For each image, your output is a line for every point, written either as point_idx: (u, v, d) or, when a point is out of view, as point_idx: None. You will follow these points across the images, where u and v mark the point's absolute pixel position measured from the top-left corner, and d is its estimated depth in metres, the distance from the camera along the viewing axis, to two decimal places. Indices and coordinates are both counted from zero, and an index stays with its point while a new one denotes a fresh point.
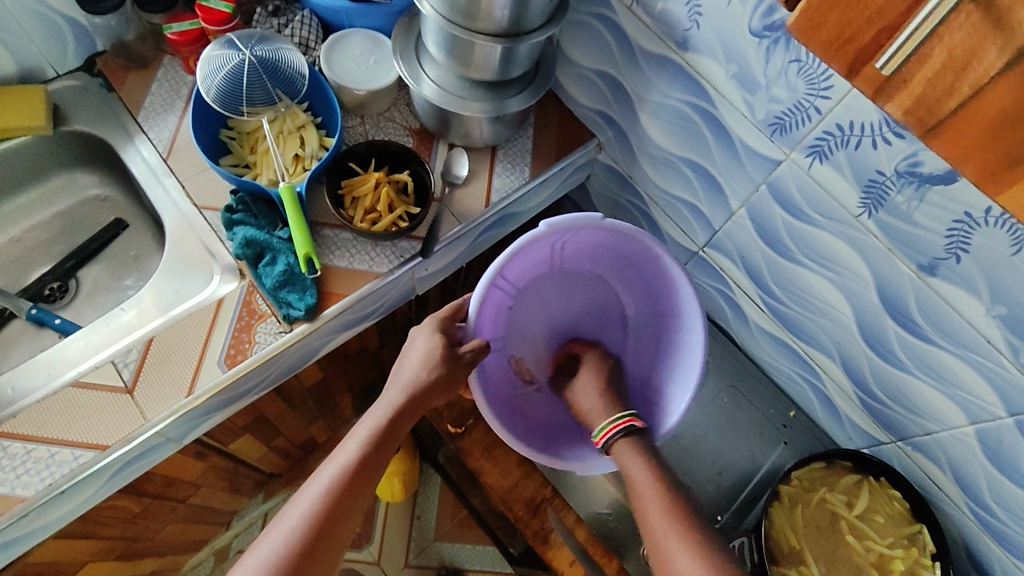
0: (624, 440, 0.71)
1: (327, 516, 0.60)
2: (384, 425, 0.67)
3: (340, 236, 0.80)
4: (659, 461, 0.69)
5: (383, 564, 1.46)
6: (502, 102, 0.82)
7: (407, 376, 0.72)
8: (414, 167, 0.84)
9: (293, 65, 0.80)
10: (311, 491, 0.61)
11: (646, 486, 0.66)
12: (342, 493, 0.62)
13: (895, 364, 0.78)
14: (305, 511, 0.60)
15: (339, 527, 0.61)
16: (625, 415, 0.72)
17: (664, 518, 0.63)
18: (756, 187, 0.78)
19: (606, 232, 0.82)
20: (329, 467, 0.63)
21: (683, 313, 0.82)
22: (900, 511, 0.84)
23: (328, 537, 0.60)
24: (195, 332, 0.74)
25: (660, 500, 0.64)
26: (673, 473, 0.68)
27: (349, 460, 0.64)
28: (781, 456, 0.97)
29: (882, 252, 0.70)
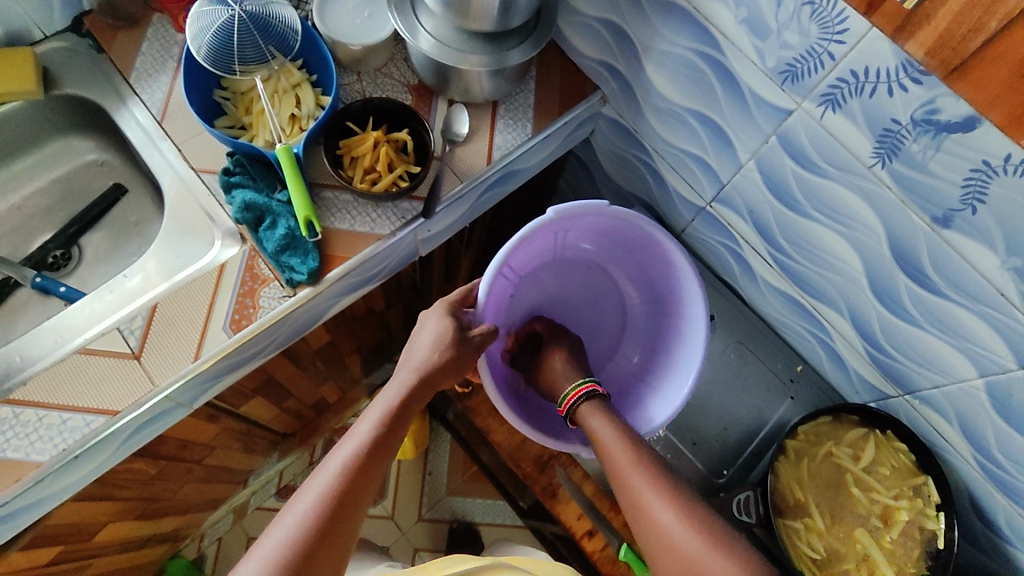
0: (590, 407, 0.72)
1: (340, 500, 0.61)
2: (395, 410, 0.69)
3: (340, 198, 0.79)
4: (626, 426, 0.70)
5: (397, 519, 1.50)
6: (502, 55, 0.79)
7: (417, 361, 0.73)
8: (413, 124, 0.82)
9: (284, 20, 0.77)
10: (326, 473, 0.62)
11: (615, 446, 0.67)
12: (357, 475, 0.63)
13: (904, 318, 0.77)
14: (320, 492, 0.61)
15: (353, 508, 0.61)
16: (586, 381, 0.74)
17: (635, 478, 0.63)
18: (765, 139, 0.75)
19: (609, 220, 0.85)
20: (340, 451, 0.64)
21: (686, 299, 0.84)
22: (906, 462, 0.85)
23: (343, 517, 0.60)
24: (198, 298, 0.74)
25: (632, 457, 0.65)
26: (642, 438, 0.69)
27: (361, 444, 0.65)
28: (788, 411, 0.96)
29: (895, 204, 0.68)
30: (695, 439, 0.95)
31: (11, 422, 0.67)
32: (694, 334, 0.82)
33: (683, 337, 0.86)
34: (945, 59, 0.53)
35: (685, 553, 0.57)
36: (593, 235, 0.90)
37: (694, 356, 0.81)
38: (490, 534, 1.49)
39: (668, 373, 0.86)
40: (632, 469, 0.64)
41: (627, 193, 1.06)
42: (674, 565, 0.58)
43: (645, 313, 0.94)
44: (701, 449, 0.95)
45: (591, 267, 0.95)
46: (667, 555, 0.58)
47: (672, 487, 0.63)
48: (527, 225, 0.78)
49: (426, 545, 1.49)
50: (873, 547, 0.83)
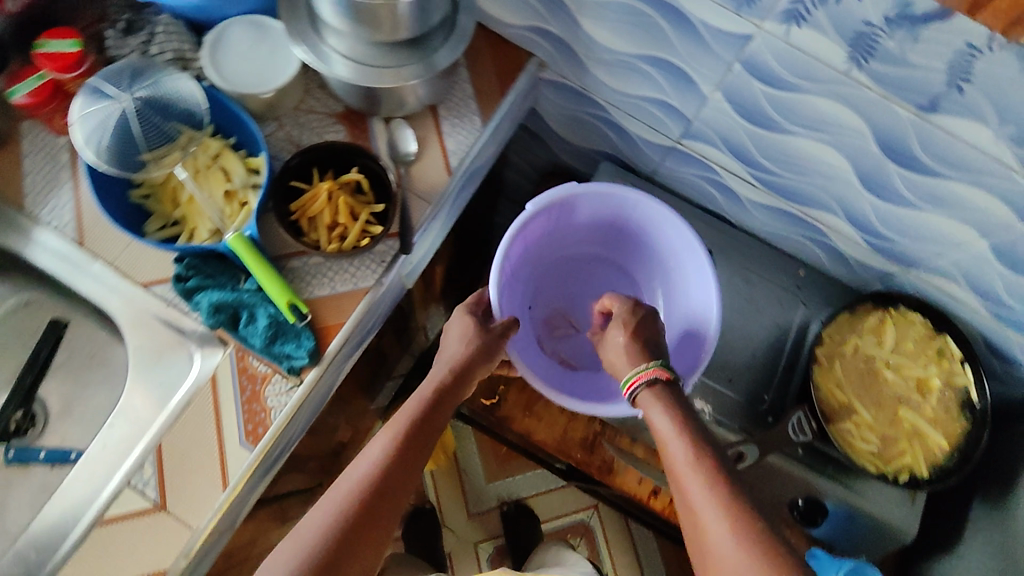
0: (649, 394, 0.68)
1: (381, 485, 0.59)
2: (431, 396, 0.69)
3: (309, 263, 0.72)
4: (686, 414, 0.66)
5: (448, 523, 1.51)
6: (430, 58, 0.73)
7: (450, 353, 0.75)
8: (362, 160, 0.74)
9: (182, 95, 0.69)
10: (366, 460, 0.61)
11: (674, 442, 0.63)
12: (398, 460, 0.62)
13: (899, 202, 0.78)
14: (335, 509, 0.57)
15: (392, 493, 0.60)
16: (652, 365, 0.70)
17: (686, 475, 0.59)
18: (728, 67, 0.71)
19: (591, 208, 0.91)
20: (379, 441, 0.63)
21: (679, 248, 0.88)
22: (924, 330, 0.88)
23: (383, 501, 0.59)
24: (203, 422, 0.67)
25: (693, 456, 0.60)
26: (702, 424, 0.65)
27: (399, 433, 0.64)
28: (805, 315, 0.95)
29: (877, 102, 0.66)
30: (730, 376, 0.93)
31: None
32: (699, 277, 0.84)
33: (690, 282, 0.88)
34: (1009, 13, 0.51)
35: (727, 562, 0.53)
36: (587, 226, 0.96)
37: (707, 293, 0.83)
38: (540, 504, 1.52)
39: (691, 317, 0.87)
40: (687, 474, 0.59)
41: (584, 149, 1.02)
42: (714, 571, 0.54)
43: (654, 279, 0.97)
44: (737, 381, 0.93)
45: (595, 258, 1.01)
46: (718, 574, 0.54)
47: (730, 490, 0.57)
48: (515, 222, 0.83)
49: (482, 537, 1.51)
50: (919, 420, 0.87)
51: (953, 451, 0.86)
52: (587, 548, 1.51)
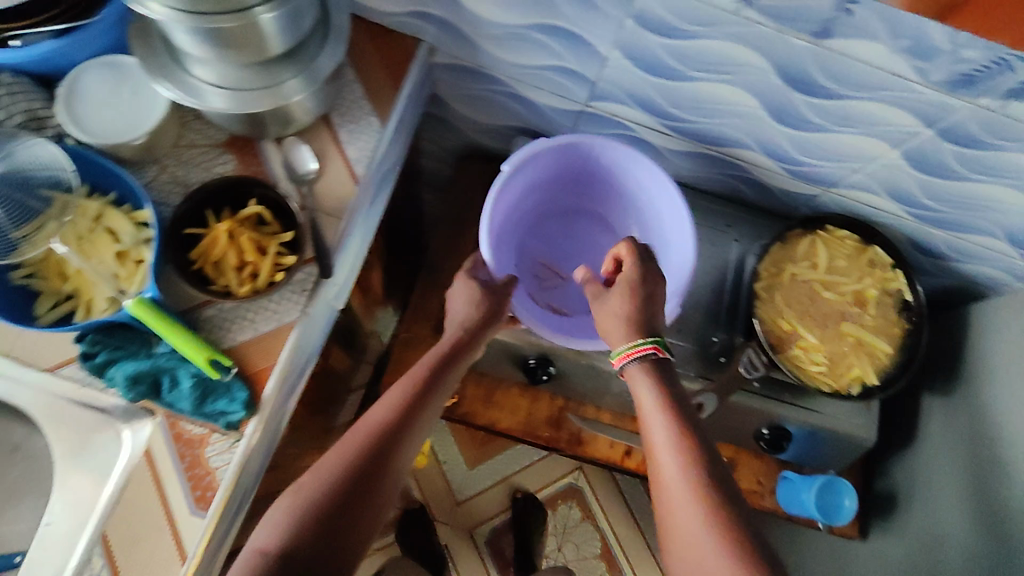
0: (637, 367, 0.69)
1: (385, 443, 0.63)
2: (435, 364, 0.73)
3: (224, 309, 0.67)
4: (672, 389, 0.67)
5: (439, 518, 1.51)
6: (310, 66, 0.68)
7: (456, 323, 0.79)
8: (258, 190, 0.69)
9: (39, 160, 0.64)
10: (373, 418, 0.65)
11: (653, 416, 0.65)
12: (399, 423, 0.65)
13: (811, 129, 0.78)
14: (331, 479, 0.58)
15: (393, 453, 0.63)
16: (648, 342, 0.69)
17: (659, 449, 0.63)
18: (621, 24, 0.69)
19: (560, 157, 0.88)
20: (385, 403, 0.67)
21: (647, 185, 0.87)
22: (853, 245, 0.91)
23: (386, 458, 0.62)
24: (145, 499, 0.64)
25: (671, 430, 0.63)
26: (685, 396, 0.67)
27: (403, 398, 0.67)
28: (740, 251, 0.96)
29: (772, 36, 0.65)
30: (679, 326, 0.91)
31: None
32: (673, 211, 0.84)
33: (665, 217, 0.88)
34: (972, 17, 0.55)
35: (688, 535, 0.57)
36: (559, 181, 0.95)
37: (683, 224, 0.83)
38: (526, 478, 1.54)
39: (671, 252, 0.87)
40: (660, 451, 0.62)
41: (494, 126, 0.98)
42: (676, 539, 0.58)
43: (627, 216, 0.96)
44: (686, 331, 0.91)
45: (568, 210, 1.00)
46: (679, 548, 0.58)
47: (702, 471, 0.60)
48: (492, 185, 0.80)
49: (476, 522, 1.52)
50: (862, 332, 0.88)
51: (898, 353, 0.88)
52: (580, 509, 1.54)
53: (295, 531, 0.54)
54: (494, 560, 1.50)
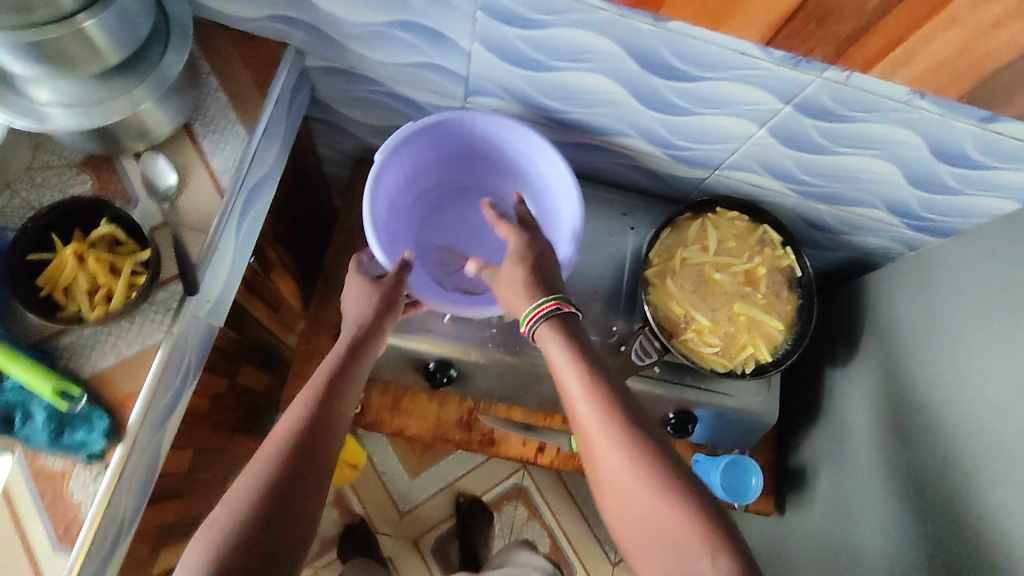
0: (548, 327, 0.66)
1: (305, 448, 0.58)
2: (339, 363, 0.68)
3: (83, 335, 0.65)
4: (586, 348, 0.65)
5: (382, 529, 1.48)
6: (156, 75, 0.66)
7: (352, 318, 0.74)
8: (110, 210, 0.66)
9: None
10: (285, 425, 0.60)
11: (574, 382, 0.62)
12: (316, 425, 0.61)
13: (680, 113, 0.78)
14: (244, 498, 0.53)
15: (318, 457, 0.59)
16: (551, 299, 0.67)
17: (586, 417, 0.60)
18: (473, 18, 0.69)
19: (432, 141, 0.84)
20: (295, 406, 0.62)
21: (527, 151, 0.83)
22: (742, 226, 0.92)
23: (309, 464, 0.58)
24: (5, 539, 0.61)
25: (589, 390, 0.61)
26: (600, 356, 0.65)
27: (313, 398, 0.63)
28: (637, 240, 0.95)
29: (616, 22, 0.65)
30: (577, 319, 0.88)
31: None
32: (555, 170, 0.81)
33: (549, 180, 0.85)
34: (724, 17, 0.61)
35: (636, 496, 0.56)
36: (435, 166, 0.90)
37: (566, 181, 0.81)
38: (470, 482, 1.53)
39: (561, 213, 0.85)
40: (585, 408, 0.60)
41: (384, 128, 0.97)
42: (624, 504, 0.57)
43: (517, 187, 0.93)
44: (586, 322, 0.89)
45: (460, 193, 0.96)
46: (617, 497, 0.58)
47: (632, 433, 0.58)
48: (367, 177, 0.77)
49: (422, 531, 1.50)
50: (754, 311, 0.87)
51: (791, 331, 0.89)
52: (526, 508, 1.53)
53: (224, 550, 0.50)
54: (441, 566, 1.49)
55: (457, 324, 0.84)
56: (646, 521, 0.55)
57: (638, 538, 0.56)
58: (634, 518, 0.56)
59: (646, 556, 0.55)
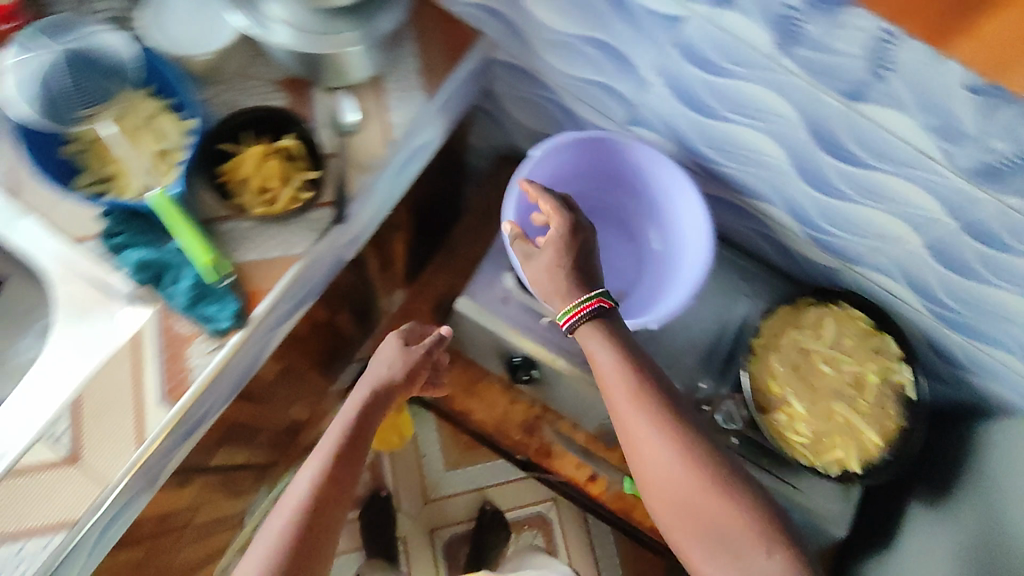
0: (591, 327, 0.70)
1: (316, 511, 0.66)
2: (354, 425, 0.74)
3: (240, 228, 0.71)
4: (628, 346, 0.70)
5: (405, 509, 1.51)
6: (370, 24, 0.73)
7: (368, 380, 0.78)
8: (298, 128, 0.74)
9: (111, 50, 0.68)
10: (299, 488, 0.68)
11: (619, 377, 0.68)
12: (329, 486, 0.68)
13: (836, 195, 0.77)
14: (283, 522, 0.65)
15: (328, 518, 0.67)
16: (594, 296, 0.70)
17: (631, 409, 0.67)
18: (664, 51, 0.70)
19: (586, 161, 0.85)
20: (310, 468, 0.70)
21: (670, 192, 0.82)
22: (863, 327, 0.85)
23: (321, 523, 0.66)
24: (121, 377, 0.66)
25: (631, 389, 0.67)
26: (640, 352, 0.71)
27: (326, 459, 0.70)
28: (746, 308, 0.91)
29: (806, 90, 0.66)
30: (669, 363, 0.89)
31: None
32: (694, 215, 0.79)
33: (682, 222, 0.82)
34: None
35: (680, 481, 0.64)
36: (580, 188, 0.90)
37: (701, 228, 0.78)
38: (500, 493, 1.52)
39: (684, 260, 0.81)
40: (636, 410, 0.66)
41: (540, 133, 1.01)
42: (665, 487, 0.65)
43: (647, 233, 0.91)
44: (676, 371, 0.89)
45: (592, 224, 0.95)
46: (662, 487, 0.66)
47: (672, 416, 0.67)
48: (519, 167, 0.78)
49: (440, 523, 1.51)
50: (853, 417, 0.82)
51: (887, 447, 0.82)
52: (544, 539, 1.51)
53: None
54: (447, 564, 1.49)
55: (552, 330, 0.85)
56: (691, 504, 0.64)
57: (676, 510, 0.65)
58: (679, 497, 0.65)
59: (684, 530, 0.64)
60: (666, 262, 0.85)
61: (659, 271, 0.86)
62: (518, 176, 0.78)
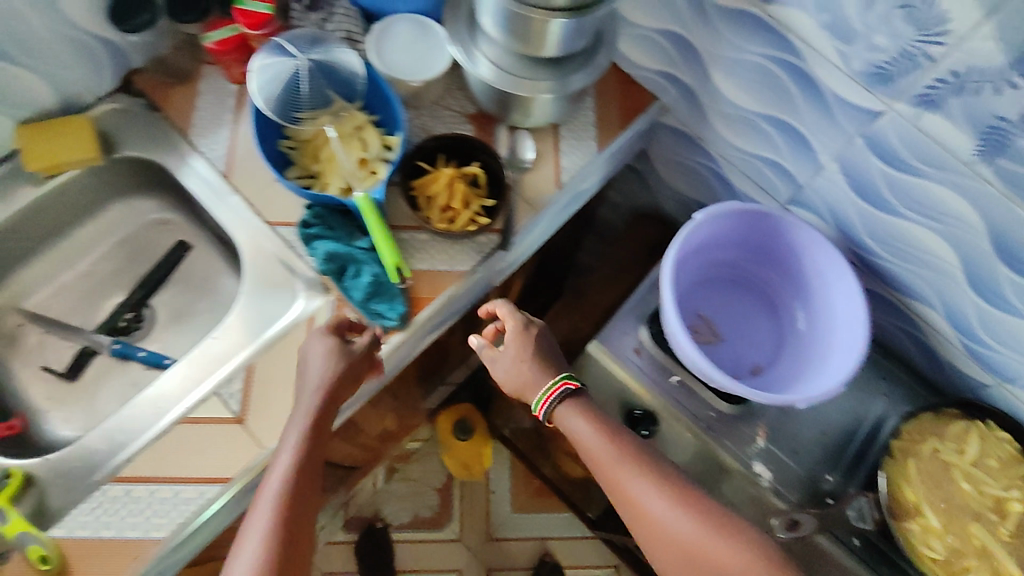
0: (569, 407, 0.70)
1: (300, 488, 0.62)
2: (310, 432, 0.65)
3: (416, 239, 0.77)
4: (601, 417, 0.71)
5: (467, 540, 1.48)
6: (565, 80, 0.78)
7: (314, 389, 0.66)
8: (484, 157, 0.79)
9: (349, 66, 0.76)
10: (277, 475, 0.61)
11: (603, 444, 0.68)
12: (309, 464, 0.63)
13: (1005, 309, 0.74)
14: (278, 492, 0.60)
15: (313, 494, 0.63)
16: (562, 378, 0.71)
17: (624, 474, 0.67)
18: (849, 140, 0.72)
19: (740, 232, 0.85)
20: (282, 465, 0.62)
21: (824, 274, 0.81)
22: (1012, 454, 0.80)
23: (307, 499, 0.62)
24: (292, 353, 0.72)
25: (615, 454, 0.67)
26: (613, 420, 0.71)
27: (299, 447, 0.63)
28: (884, 409, 0.89)
29: (997, 200, 0.65)
30: (796, 448, 0.86)
31: (124, 499, 0.65)
32: (852, 300, 0.77)
33: (836, 307, 0.80)
34: None
35: (685, 540, 0.64)
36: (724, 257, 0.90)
37: (859, 316, 0.76)
38: (563, 546, 1.49)
39: (833, 344, 0.80)
40: (622, 463, 0.67)
41: (686, 199, 1.03)
42: (671, 548, 0.64)
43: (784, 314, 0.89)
44: (803, 457, 0.85)
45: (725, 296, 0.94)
46: (670, 542, 0.64)
47: (657, 469, 0.68)
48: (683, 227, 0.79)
49: (499, 564, 1.47)
50: (993, 543, 0.77)
51: None
52: None
53: None
54: None
55: (681, 390, 0.86)
56: (700, 555, 0.63)
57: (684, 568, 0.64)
58: (680, 558, 0.64)
59: None
60: (811, 344, 0.84)
61: (802, 352, 0.84)
62: (681, 235, 0.78)
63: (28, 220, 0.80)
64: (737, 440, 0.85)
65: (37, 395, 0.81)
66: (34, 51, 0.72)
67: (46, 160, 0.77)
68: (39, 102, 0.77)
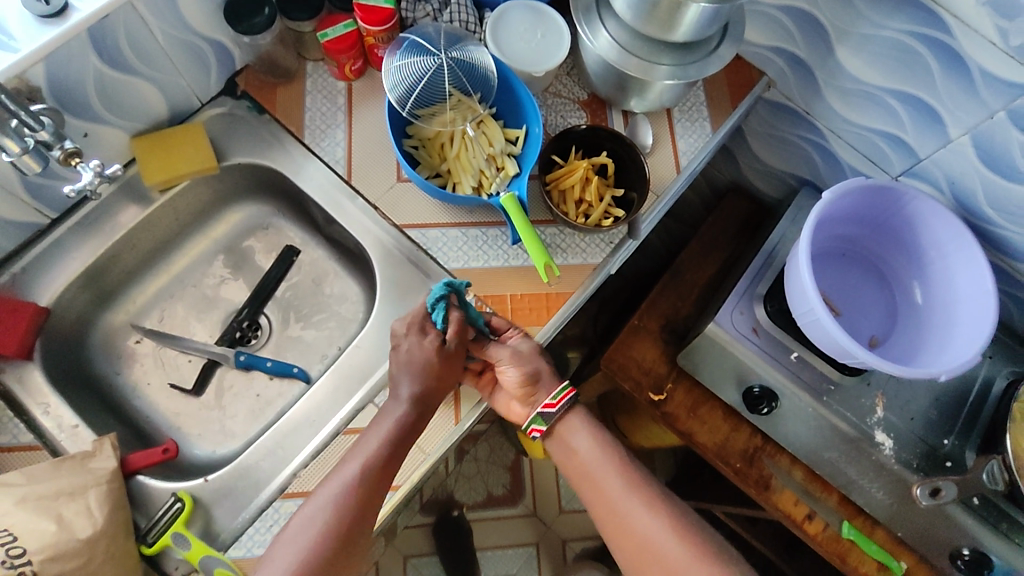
0: (575, 417, 0.71)
1: (343, 527, 0.59)
2: (370, 466, 0.62)
3: (548, 233, 0.77)
4: (602, 432, 0.71)
5: (541, 514, 1.40)
6: (686, 66, 0.75)
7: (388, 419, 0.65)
8: (611, 145, 0.79)
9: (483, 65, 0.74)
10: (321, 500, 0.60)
11: (601, 458, 0.68)
12: (361, 501, 0.60)
13: None
14: (319, 523, 0.59)
15: (358, 534, 0.60)
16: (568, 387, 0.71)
17: (620, 490, 0.66)
18: (990, 115, 0.71)
19: (860, 203, 0.85)
20: (326, 491, 0.61)
21: (946, 244, 0.81)
22: None
23: (350, 538, 0.59)
24: None
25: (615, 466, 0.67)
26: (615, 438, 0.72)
27: (352, 477, 0.61)
28: (989, 370, 0.90)
29: None
30: (912, 414, 0.88)
31: None
32: (975, 270, 0.78)
33: (955, 277, 0.81)
34: None
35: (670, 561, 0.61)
36: (837, 229, 0.90)
37: (984, 287, 0.76)
38: None
39: (956, 314, 0.80)
40: (616, 476, 0.67)
41: (779, 172, 1.04)
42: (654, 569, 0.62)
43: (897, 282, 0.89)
44: (917, 423, 0.88)
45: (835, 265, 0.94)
46: (649, 558, 0.62)
47: (657, 492, 0.66)
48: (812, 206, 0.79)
49: (574, 536, 1.40)
50: None
51: None
52: None
53: None
54: None
55: (800, 365, 0.88)
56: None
57: None
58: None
59: None
60: (928, 316, 0.85)
61: (919, 323, 0.85)
62: (812, 214, 0.78)
63: (141, 233, 0.79)
64: (855, 409, 0.87)
65: (167, 410, 0.81)
66: (151, 60, 0.70)
67: (161, 172, 0.76)
68: (150, 112, 0.75)
